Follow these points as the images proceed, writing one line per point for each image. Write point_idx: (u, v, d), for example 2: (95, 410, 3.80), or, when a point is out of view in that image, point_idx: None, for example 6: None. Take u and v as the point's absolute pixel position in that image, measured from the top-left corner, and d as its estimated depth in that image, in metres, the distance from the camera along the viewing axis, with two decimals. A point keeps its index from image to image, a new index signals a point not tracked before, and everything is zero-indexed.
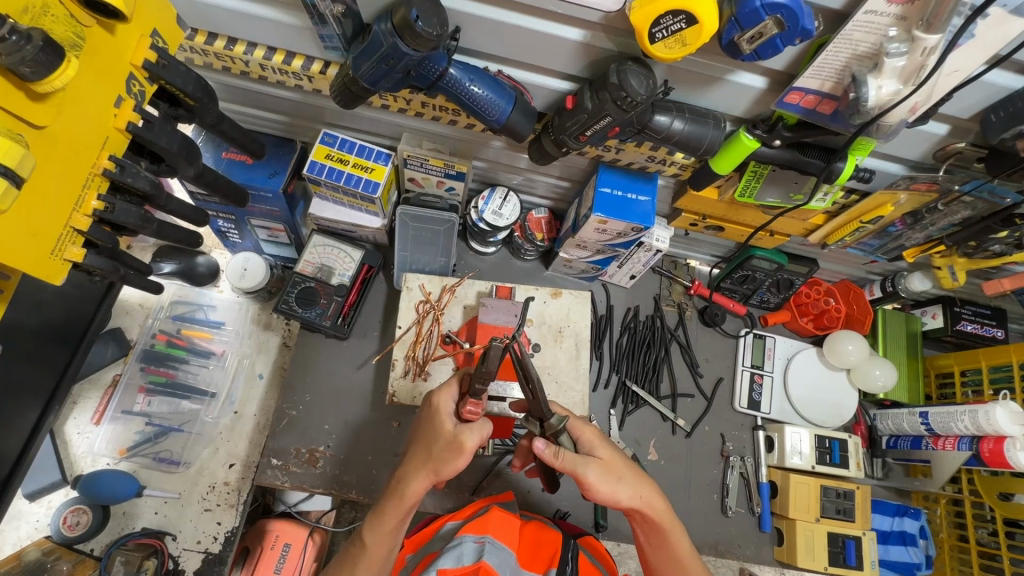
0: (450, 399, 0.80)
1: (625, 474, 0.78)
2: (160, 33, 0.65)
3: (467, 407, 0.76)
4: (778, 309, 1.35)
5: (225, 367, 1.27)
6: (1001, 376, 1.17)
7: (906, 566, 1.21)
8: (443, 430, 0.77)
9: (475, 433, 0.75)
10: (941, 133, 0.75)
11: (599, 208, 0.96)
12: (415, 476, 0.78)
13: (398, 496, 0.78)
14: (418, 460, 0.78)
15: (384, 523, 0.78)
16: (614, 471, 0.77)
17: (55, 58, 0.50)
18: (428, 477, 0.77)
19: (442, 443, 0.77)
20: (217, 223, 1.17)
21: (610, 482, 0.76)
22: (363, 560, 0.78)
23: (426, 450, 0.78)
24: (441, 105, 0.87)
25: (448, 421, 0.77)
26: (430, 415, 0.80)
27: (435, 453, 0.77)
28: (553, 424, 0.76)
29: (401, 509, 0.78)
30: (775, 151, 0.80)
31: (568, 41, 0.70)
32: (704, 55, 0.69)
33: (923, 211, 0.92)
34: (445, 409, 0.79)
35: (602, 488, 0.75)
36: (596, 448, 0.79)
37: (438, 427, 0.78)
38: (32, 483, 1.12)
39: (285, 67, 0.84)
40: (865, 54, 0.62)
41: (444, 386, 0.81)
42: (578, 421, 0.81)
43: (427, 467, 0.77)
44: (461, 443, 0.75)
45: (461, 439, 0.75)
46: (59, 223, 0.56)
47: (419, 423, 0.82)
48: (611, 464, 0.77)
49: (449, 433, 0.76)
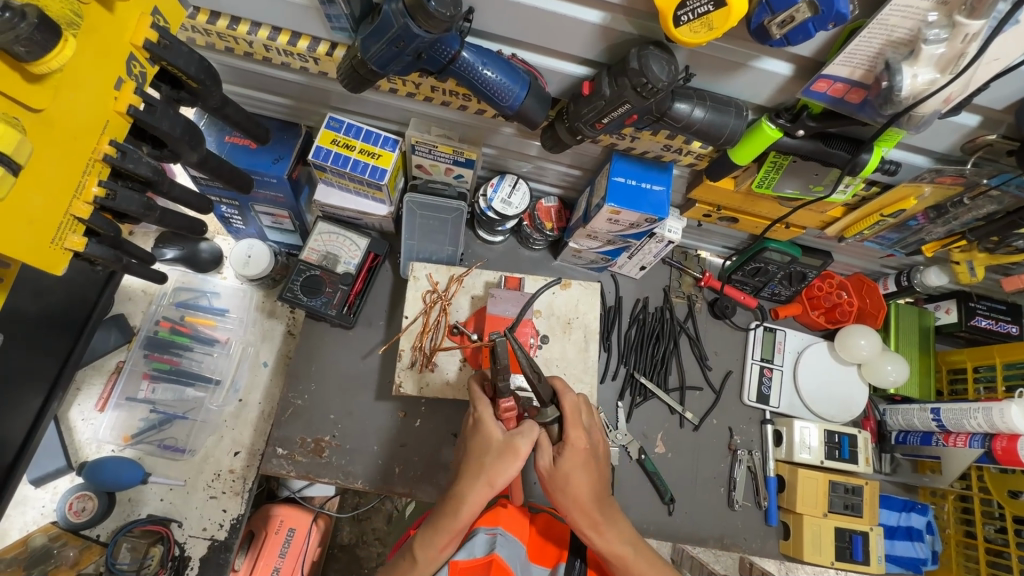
0: (488, 410, 0.80)
1: (567, 491, 0.78)
2: (162, 12, 0.62)
3: (504, 407, 0.79)
4: (789, 302, 1.33)
5: (229, 354, 1.26)
6: (1015, 373, 1.15)
7: (912, 561, 1.21)
8: (494, 439, 0.78)
9: (527, 437, 0.77)
10: (972, 125, 0.72)
11: (611, 198, 0.93)
12: (471, 492, 0.76)
13: (451, 519, 0.75)
14: (470, 474, 0.77)
15: (438, 539, 0.75)
16: (559, 482, 0.78)
17: (50, 37, 0.48)
18: (487, 492, 0.75)
19: (494, 453, 0.77)
20: (221, 208, 1.15)
21: (552, 483, 0.79)
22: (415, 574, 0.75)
23: (478, 464, 0.77)
24: (452, 90, 0.84)
25: (497, 428, 0.78)
26: (476, 430, 0.80)
27: (488, 463, 0.76)
28: (544, 413, 0.79)
29: (455, 527, 0.75)
30: (799, 141, 0.77)
31: (587, 24, 0.67)
32: (729, 41, 0.66)
33: (948, 205, 0.89)
34: (488, 418, 0.80)
35: (545, 483, 0.80)
36: (562, 460, 0.78)
37: (488, 437, 0.78)
38: (37, 469, 1.11)
39: (291, 49, 0.81)
40: (900, 41, 0.59)
41: (473, 400, 0.83)
42: (576, 430, 0.78)
43: (483, 481, 0.76)
44: (513, 447, 0.76)
45: (513, 443, 0.76)
46: (59, 211, 0.54)
47: (465, 442, 0.82)
48: (560, 476, 0.78)
49: (500, 441, 0.77)
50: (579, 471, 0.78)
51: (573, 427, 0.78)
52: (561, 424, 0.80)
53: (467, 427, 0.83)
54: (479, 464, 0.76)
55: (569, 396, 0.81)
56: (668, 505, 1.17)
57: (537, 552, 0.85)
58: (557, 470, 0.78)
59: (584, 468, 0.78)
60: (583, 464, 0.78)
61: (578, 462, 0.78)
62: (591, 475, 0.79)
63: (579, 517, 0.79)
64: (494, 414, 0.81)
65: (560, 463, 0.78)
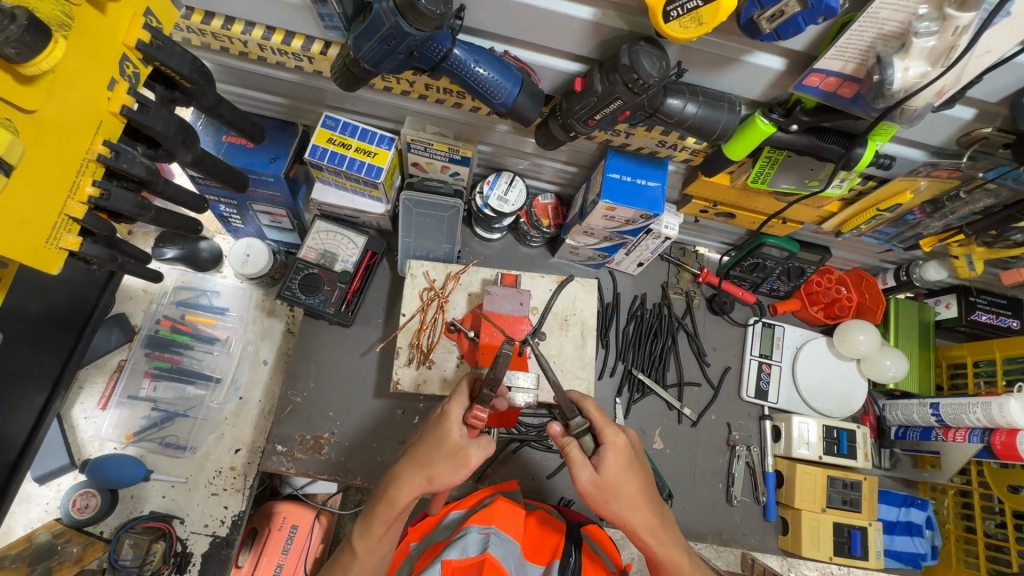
0: (460, 408, 0.79)
1: (621, 498, 0.75)
2: (154, 12, 0.63)
3: (475, 414, 0.77)
4: (788, 297, 1.33)
5: (230, 353, 1.27)
6: (1015, 367, 1.15)
7: (912, 556, 1.21)
8: (450, 437, 0.77)
9: (481, 446, 0.77)
10: (967, 118, 0.72)
11: (607, 194, 0.93)
12: (407, 484, 0.77)
13: (388, 504, 0.78)
14: (413, 467, 0.77)
15: (374, 529, 0.78)
16: (609, 494, 0.75)
17: (41, 38, 0.48)
18: (422, 486, 0.77)
19: (444, 452, 0.77)
20: (219, 208, 1.16)
21: (603, 498, 0.75)
22: (356, 566, 0.79)
23: (426, 456, 0.77)
24: (446, 87, 0.84)
25: (458, 429, 0.78)
26: (437, 423, 0.79)
27: (433, 458, 0.77)
28: (574, 424, 0.77)
29: (390, 516, 0.78)
30: (793, 136, 0.77)
31: (578, 21, 0.67)
32: (720, 35, 0.66)
33: (944, 199, 0.89)
34: (454, 415, 0.79)
35: (592, 499, 0.75)
36: (607, 467, 0.75)
37: (444, 434, 0.77)
38: (41, 467, 1.13)
39: (285, 48, 0.82)
40: (891, 34, 0.59)
41: (453, 392, 0.82)
42: (612, 430, 0.77)
43: (423, 475, 0.76)
44: (465, 457, 0.76)
45: (466, 451, 0.76)
46: (53, 211, 0.55)
47: (424, 429, 0.81)
48: (608, 486, 0.75)
49: (456, 445, 0.77)
50: (628, 474, 0.75)
51: (607, 428, 0.77)
52: (592, 434, 0.77)
53: (431, 415, 0.83)
54: (426, 458, 0.77)
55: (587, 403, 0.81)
56: (666, 501, 1.17)
57: (533, 550, 0.85)
58: (605, 478, 0.75)
59: (632, 470, 0.76)
60: (628, 466, 0.76)
61: (624, 463, 0.76)
62: (639, 477, 0.77)
63: (638, 524, 0.77)
64: (464, 415, 0.79)
65: (606, 469, 0.75)
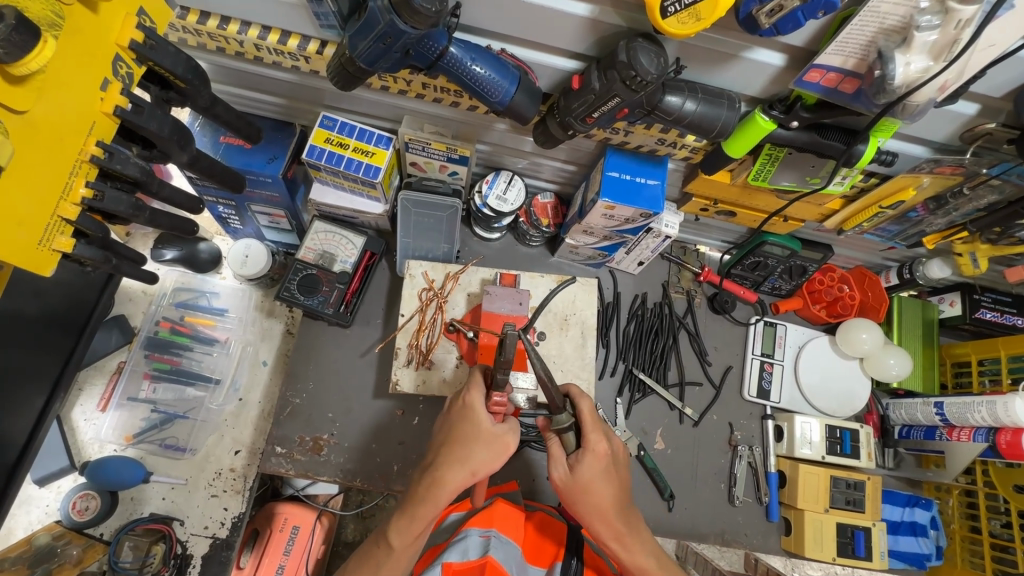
0: (479, 396, 0.79)
1: (589, 500, 0.76)
2: (147, 12, 0.62)
3: (497, 401, 0.78)
4: (790, 296, 1.32)
5: (229, 354, 1.26)
6: (1020, 365, 1.14)
7: (916, 557, 1.19)
8: (483, 428, 0.77)
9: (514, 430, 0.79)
10: (970, 113, 0.71)
11: (606, 193, 0.92)
12: (449, 478, 0.76)
13: (431, 502, 0.77)
14: (453, 461, 0.77)
15: (412, 526, 0.77)
16: (578, 493, 0.76)
17: (30, 38, 0.48)
18: (468, 479, 0.77)
19: (484, 442, 0.77)
20: (217, 209, 1.16)
21: (572, 495, 0.77)
22: (389, 560, 0.78)
23: (463, 450, 0.77)
24: (443, 86, 0.83)
25: (485, 417, 0.78)
26: (462, 416, 0.79)
27: (475, 452, 0.77)
28: (558, 420, 0.77)
29: (430, 513, 0.77)
30: (793, 132, 0.76)
31: (575, 17, 0.67)
32: (719, 31, 0.65)
33: (947, 196, 0.88)
34: (478, 406, 0.78)
35: (563, 494, 0.78)
36: (580, 470, 0.76)
37: (476, 426, 0.77)
38: (41, 469, 1.12)
39: (281, 47, 0.81)
40: (893, 28, 0.58)
41: (468, 383, 0.81)
42: (597, 435, 0.76)
43: (465, 469, 0.76)
44: (504, 443, 0.78)
45: (505, 439, 0.78)
46: (45, 213, 0.54)
47: (447, 423, 0.80)
48: (578, 487, 0.76)
49: (489, 434, 0.78)
50: (600, 479, 0.76)
51: (592, 432, 0.77)
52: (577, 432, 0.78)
53: (451, 409, 0.81)
54: (466, 452, 0.76)
55: (584, 401, 0.80)
56: (668, 501, 1.17)
57: (534, 553, 0.85)
58: (578, 479, 0.76)
59: (605, 476, 0.76)
60: (603, 472, 0.76)
61: (599, 469, 0.76)
62: (612, 487, 0.77)
63: (603, 528, 0.78)
64: (485, 403, 0.79)
65: (580, 472, 0.76)
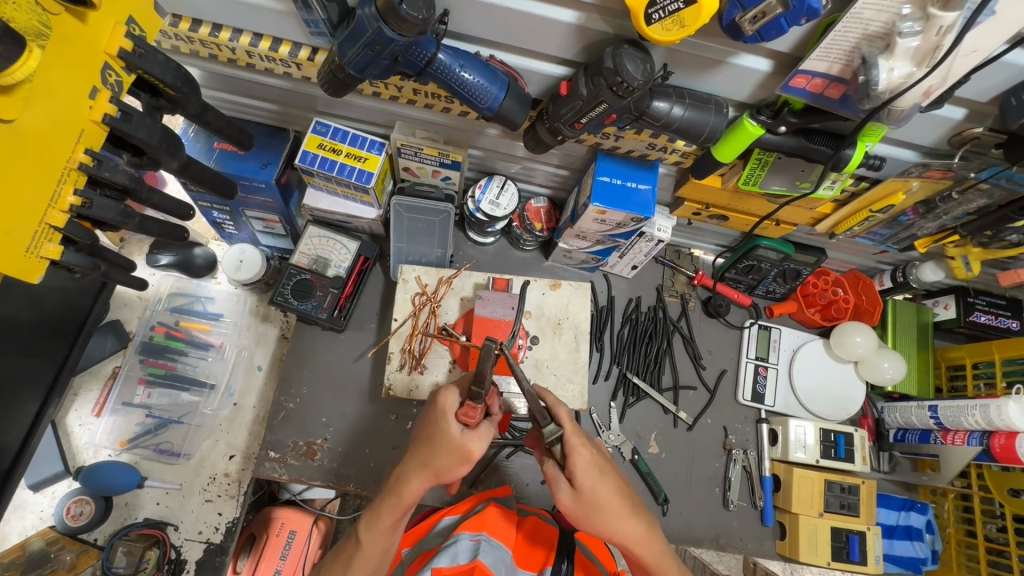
0: (454, 400, 0.77)
1: (602, 509, 0.75)
2: (137, 20, 0.62)
3: (467, 412, 0.74)
4: (784, 299, 1.32)
5: (224, 359, 1.26)
6: (1014, 369, 1.13)
7: (912, 561, 1.19)
8: (449, 435, 0.75)
9: (480, 438, 0.76)
10: (957, 118, 0.71)
11: (597, 197, 0.93)
12: (414, 477, 0.77)
13: (394, 497, 0.78)
14: (418, 462, 0.78)
15: (381, 522, 0.78)
16: (589, 506, 0.75)
17: (16, 48, 0.48)
18: (428, 480, 0.77)
19: (449, 450, 0.75)
20: (212, 214, 1.16)
21: (584, 510, 0.75)
22: (358, 557, 0.78)
23: (429, 453, 0.77)
24: (433, 92, 0.84)
25: (454, 426, 0.75)
26: (433, 418, 0.78)
27: (437, 459, 0.76)
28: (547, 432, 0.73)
29: (397, 509, 0.78)
30: (781, 137, 0.76)
31: (562, 24, 0.67)
32: (705, 37, 0.65)
33: (937, 200, 0.88)
34: (452, 411, 0.76)
35: (573, 514, 0.76)
36: (579, 478, 0.74)
37: (444, 432, 0.76)
38: (35, 474, 1.13)
39: (272, 54, 0.82)
40: (876, 35, 0.58)
41: (447, 386, 0.79)
42: (578, 438, 0.74)
43: (427, 470, 0.77)
44: (468, 451, 0.75)
45: (467, 446, 0.75)
46: (33, 221, 0.55)
47: (423, 422, 0.80)
48: (587, 496, 0.74)
49: (455, 441, 0.75)
50: (600, 478, 0.75)
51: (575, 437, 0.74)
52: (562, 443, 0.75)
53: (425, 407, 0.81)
54: (431, 453, 0.76)
55: (561, 407, 0.77)
56: (662, 505, 1.16)
57: (524, 557, 0.84)
58: (582, 492, 0.74)
59: (602, 476, 0.75)
60: (600, 476, 0.75)
61: (594, 473, 0.74)
62: (614, 483, 0.76)
63: (623, 535, 0.76)
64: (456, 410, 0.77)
65: (580, 484, 0.74)
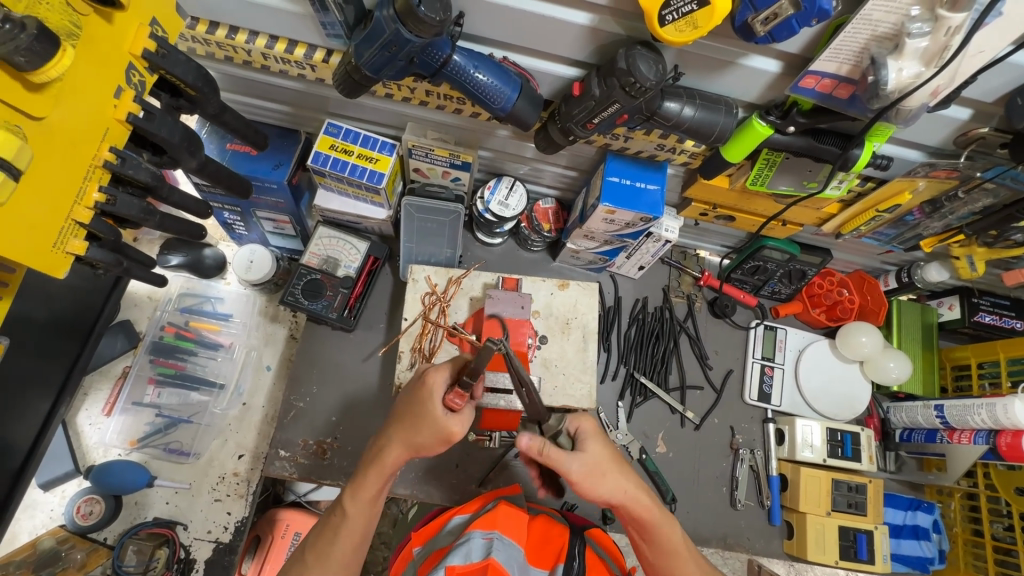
0: (441, 382, 0.76)
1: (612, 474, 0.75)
2: (159, 22, 0.64)
3: (454, 398, 0.73)
4: (790, 300, 1.33)
5: (233, 358, 1.27)
6: (1019, 368, 1.14)
7: (919, 560, 1.20)
8: (431, 414, 0.75)
9: (463, 422, 0.76)
10: (963, 118, 0.72)
11: (607, 197, 0.94)
12: (393, 449, 0.79)
13: (377, 464, 0.80)
14: (399, 434, 0.78)
15: (365, 491, 0.80)
16: (599, 474, 0.74)
17: (50, 47, 0.49)
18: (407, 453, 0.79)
19: (428, 428, 0.76)
20: (223, 215, 1.18)
21: (595, 478, 0.74)
22: (344, 527, 0.80)
23: (411, 427, 0.77)
24: (446, 94, 0.85)
25: (439, 408, 0.75)
26: (418, 392, 0.77)
27: (418, 435, 0.77)
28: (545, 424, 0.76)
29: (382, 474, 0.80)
30: (790, 137, 0.77)
31: (576, 26, 0.68)
32: (716, 38, 0.67)
33: (943, 199, 0.89)
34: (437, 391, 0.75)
35: (584, 486, 0.73)
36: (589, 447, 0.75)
37: (427, 410, 0.75)
38: (45, 473, 1.13)
39: (288, 56, 0.83)
40: (885, 35, 0.60)
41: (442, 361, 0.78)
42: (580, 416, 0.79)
43: (408, 445, 0.78)
44: (448, 433, 0.76)
45: (450, 430, 0.75)
46: (58, 217, 0.55)
47: (408, 397, 0.79)
48: (596, 465, 0.75)
49: (437, 422, 0.75)
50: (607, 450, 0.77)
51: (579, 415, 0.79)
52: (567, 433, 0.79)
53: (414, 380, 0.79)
54: (413, 427, 0.77)
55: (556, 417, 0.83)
56: (669, 505, 1.17)
57: (537, 555, 0.83)
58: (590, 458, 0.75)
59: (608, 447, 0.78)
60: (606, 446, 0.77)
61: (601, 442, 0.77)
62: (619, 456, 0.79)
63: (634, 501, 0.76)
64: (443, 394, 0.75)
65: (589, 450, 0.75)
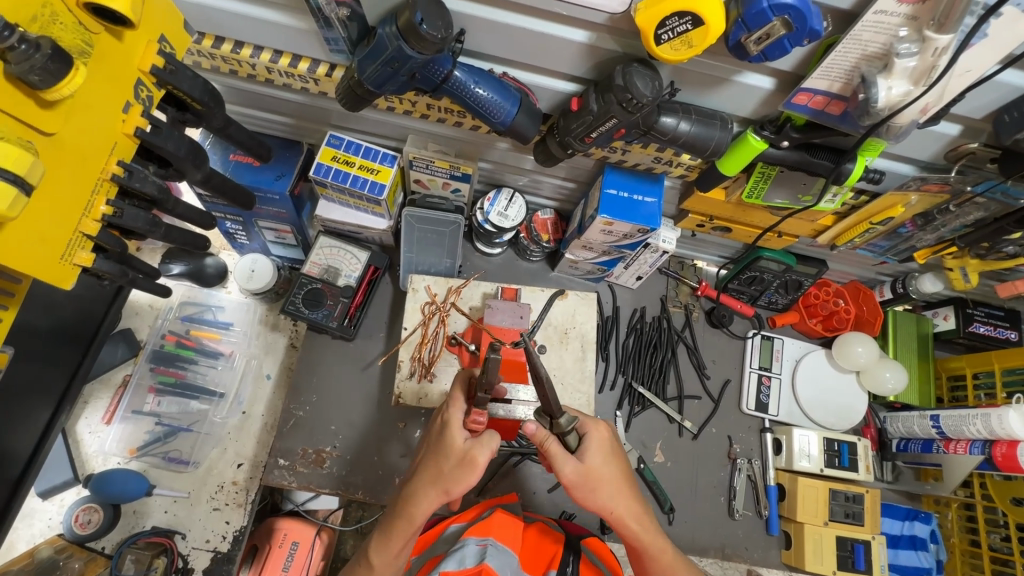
0: (458, 412, 0.77)
1: (600, 488, 0.74)
2: (168, 38, 0.65)
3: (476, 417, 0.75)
4: (786, 310, 1.34)
5: (233, 367, 1.28)
6: (1014, 378, 1.15)
7: (916, 571, 1.19)
8: (453, 445, 0.74)
9: (486, 447, 0.73)
10: (953, 134, 0.74)
11: (605, 209, 0.95)
12: (424, 497, 0.75)
13: (406, 516, 0.75)
14: (427, 480, 0.75)
15: (392, 545, 0.76)
16: (589, 486, 0.73)
17: (62, 66, 0.51)
18: (441, 499, 0.74)
19: (452, 461, 0.74)
20: (225, 225, 1.19)
21: (584, 488, 0.73)
22: None
23: (436, 470, 0.75)
24: (447, 107, 0.87)
25: (461, 434, 0.75)
26: (439, 432, 0.77)
27: (446, 471, 0.74)
28: (562, 422, 0.73)
29: (408, 531, 0.76)
30: (784, 151, 0.79)
31: (574, 43, 0.70)
32: (711, 56, 0.68)
33: (935, 212, 0.91)
34: (456, 420, 0.76)
35: (574, 491, 0.73)
36: (589, 455, 0.74)
37: (448, 442, 0.75)
38: (45, 482, 1.14)
39: (292, 70, 0.84)
40: (874, 55, 0.61)
41: (450, 398, 0.79)
42: (592, 420, 0.76)
43: (438, 488, 0.74)
44: (472, 459, 0.73)
45: (472, 455, 0.73)
46: (69, 229, 0.57)
47: (428, 443, 0.79)
48: (589, 478, 0.73)
49: (461, 449, 0.74)
50: (610, 461, 0.75)
51: (591, 423, 0.76)
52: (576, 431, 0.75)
53: (434, 429, 0.79)
54: (437, 469, 0.74)
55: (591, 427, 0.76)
56: (668, 514, 1.17)
57: (530, 561, 0.85)
58: (590, 468, 0.73)
59: (611, 457, 0.76)
60: (609, 452, 0.75)
61: (604, 448, 0.75)
62: (617, 464, 0.76)
63: (623, 510, 0.76)
64: (464, 419, 0.76)
65: (589, 458, 0.74)
